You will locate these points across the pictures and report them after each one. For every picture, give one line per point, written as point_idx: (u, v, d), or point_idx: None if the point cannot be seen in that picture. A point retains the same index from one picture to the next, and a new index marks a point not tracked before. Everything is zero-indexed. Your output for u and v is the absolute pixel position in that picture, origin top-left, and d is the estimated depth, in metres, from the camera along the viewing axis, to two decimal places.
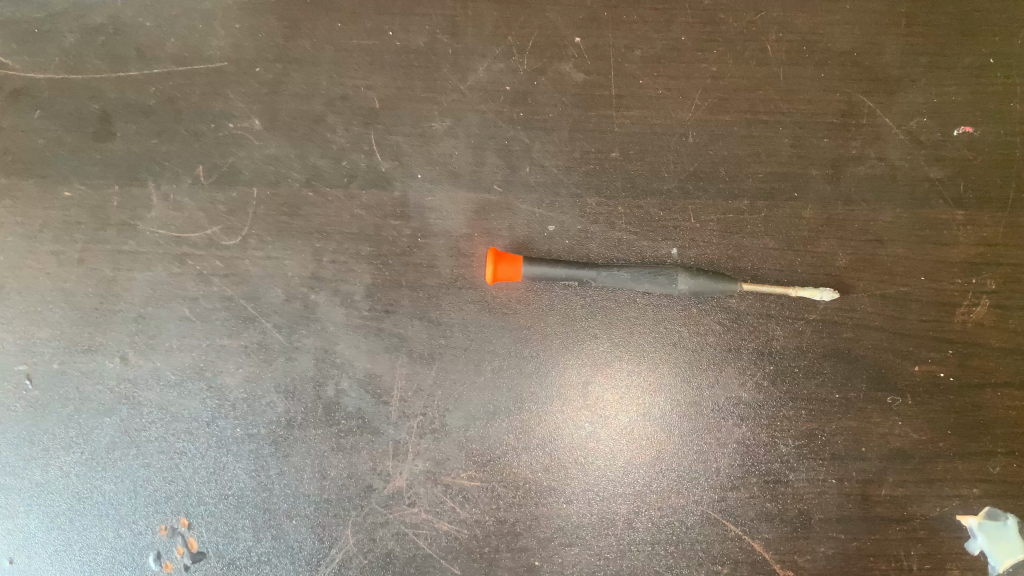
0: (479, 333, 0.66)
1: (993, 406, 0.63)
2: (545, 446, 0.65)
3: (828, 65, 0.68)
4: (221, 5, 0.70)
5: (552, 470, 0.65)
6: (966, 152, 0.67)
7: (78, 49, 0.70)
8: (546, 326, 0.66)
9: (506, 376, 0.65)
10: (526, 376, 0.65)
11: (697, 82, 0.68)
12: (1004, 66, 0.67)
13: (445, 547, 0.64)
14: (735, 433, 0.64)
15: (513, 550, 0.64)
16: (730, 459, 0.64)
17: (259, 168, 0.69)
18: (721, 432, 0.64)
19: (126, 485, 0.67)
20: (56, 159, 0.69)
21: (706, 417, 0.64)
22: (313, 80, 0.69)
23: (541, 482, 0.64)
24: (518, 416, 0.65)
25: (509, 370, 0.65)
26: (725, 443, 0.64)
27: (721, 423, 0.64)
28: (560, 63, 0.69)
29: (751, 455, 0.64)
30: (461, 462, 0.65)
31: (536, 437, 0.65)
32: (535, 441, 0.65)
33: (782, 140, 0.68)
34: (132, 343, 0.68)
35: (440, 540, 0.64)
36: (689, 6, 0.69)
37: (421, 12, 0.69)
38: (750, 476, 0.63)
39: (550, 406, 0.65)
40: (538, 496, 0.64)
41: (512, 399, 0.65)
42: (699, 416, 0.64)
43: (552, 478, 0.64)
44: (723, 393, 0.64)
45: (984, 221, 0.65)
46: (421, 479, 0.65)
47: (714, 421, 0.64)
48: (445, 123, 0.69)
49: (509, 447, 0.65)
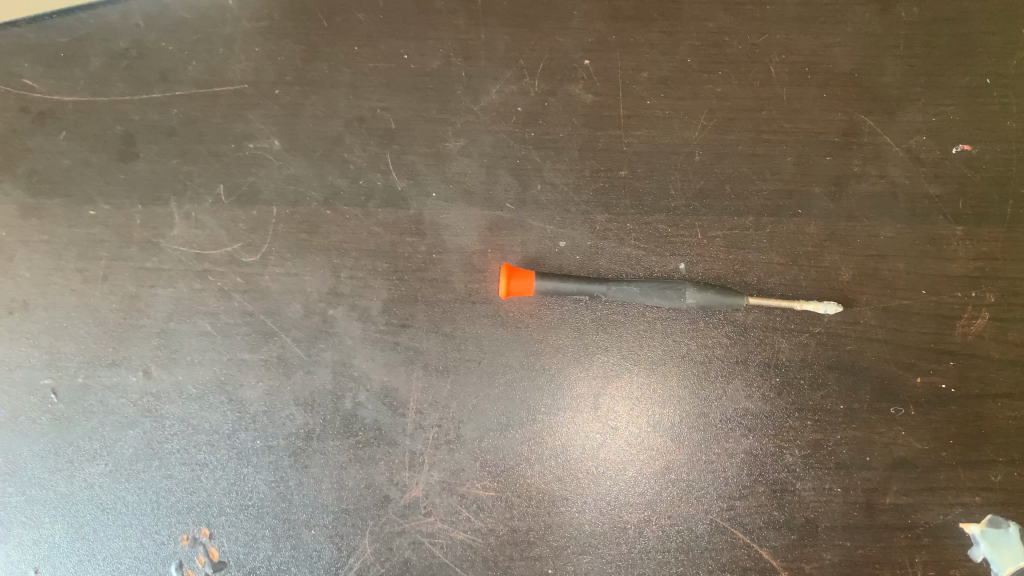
0: (492, 346, 0.68)
1: (993, 416, 0.65)
2: (558, 456, 0.67)
3: (828, 86, 0.71)
4: (243, 32, 0.74)
5: (564, 480, 0.67)
6: (966, 168, 0.69)
7: (104, 72, 0.73)
8: (560, 340, 0.68)
9: (520, 388, 0.68)
10: (539, 389, 0.68)
11: (701, 102, 0.71)
12: (999, 87, 0.69)
13: (461, 556, 0.66)
14: (742, 443, 0.66)
15: (527, 558, 0.66)
16: (737, 468, 0.66)
17: (279, 187, 0.71)
18: (728, 443, 0.67)
19: (149, 496, 0.68)
20: (81, 179, 0.72)
21: (715, 429, 0.67)
22: (332, 102, 0.72)
23: (554, 491, 0.67)
24: (532, 427, 0.67)
25: (522, 383, 0.68)
26: (732, 452, 0.66)
27: (728, 433, 0.67)
28: (570, 84, 0.72)
29: (757, 465, 0.66)
30: (476, 472, 0.67)
31: (549, 447, 0.67)
32: (548, 452, 0.67)
33: (786, 158, 0.70)
34: (155, 357, 0.69)
35: (455, 549, 0.66)
36: (694, 31, 0.72)
37: (435, 37, 0.73)
38: (756, 485, 0.66)
39: (562, 418, 0.68)
40: (551, 505, 0.67)
41: (525, 411, 0.68)
42: (707, 428, 0.67)
43: (564, 488, 0.67)
44: (730, 404, 0.67)
45: (983, 236, 0.67)
46: (437, 488, 0.67)
47: (721, 432, 0.67)
48: (459, 143, 0.72)
49: (522, 458, 0.67)
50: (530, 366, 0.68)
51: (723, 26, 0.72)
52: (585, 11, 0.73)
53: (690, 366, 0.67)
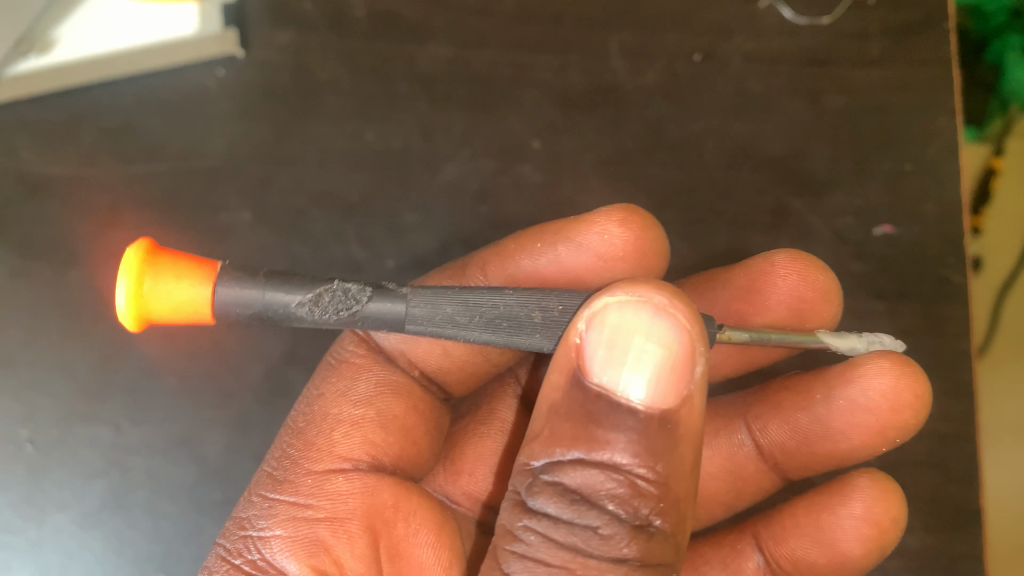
0: (318, 412, 0.62)
1: (910, 485, 0.70)
2: (323, 496, 0.57)
3: (761, 169, 0.76)
4: (221, 111, 0.79)
5: (334, 522, 0.56)
6: (888, 248, 0.74)
7: (95, 147, 0.78)
8: (371, 419, 0.61)
9: (344, 444, 0.60)
10: (363, 437, 0.61)
11: (642, 184, 0.76)
12: (920, 172, 0.76)
13: (264, 515, 0.57)
14: (716, 296, 0.68)
15: (318, 482, 0.58)
16: (717, 479, 0.71)
17: (248, 255, 0.77)
18: (812, 445, 0.66)
19: (114, 543, 0.73)
20: (66, 243, 0.76)
21: (834, 413, 0.64)
22: (300, 177, 0.78)
23: (375, 431, 0.61)
24: (311, 476, 0.58)
25: (364, 452, 0.60)
26: (724, 441, 0.71)
27: (769, 413, 0.68)
28: (521, 165, 0.78)
29: (795, 441, 0.67)
30: (295, 439, 0.61)
31: (333, 491, 0.58)
32: (327, 502, 0.57)
33: (719, 236, 0.75)
34: (125, 414, 0.74)
35: (257, 512, 0.57)
36: (637, 116, 0.78)
37: (399, 118, 0.79)
38: (743, 447, 0.70)
39: (336, 483, 0.58)
40: (376, 450, 0.61)
41: (351, 460, 0.60)
42: (842, 537, 0.63)
43: (315, 528, 0.56)
44: (853, 363, 0.63)
45: (904, 312, 0.72)
46: (282, 517, 0.57)
47: (824, 410, 0.65)
48: (416, 217, 0.78)
49: (326, 417, 0.61)
50: (330, 422, 0.61)
51: (663, 112, 0.78)
52: (537, 98, 0.79)
53: (792, 300, 0.66)
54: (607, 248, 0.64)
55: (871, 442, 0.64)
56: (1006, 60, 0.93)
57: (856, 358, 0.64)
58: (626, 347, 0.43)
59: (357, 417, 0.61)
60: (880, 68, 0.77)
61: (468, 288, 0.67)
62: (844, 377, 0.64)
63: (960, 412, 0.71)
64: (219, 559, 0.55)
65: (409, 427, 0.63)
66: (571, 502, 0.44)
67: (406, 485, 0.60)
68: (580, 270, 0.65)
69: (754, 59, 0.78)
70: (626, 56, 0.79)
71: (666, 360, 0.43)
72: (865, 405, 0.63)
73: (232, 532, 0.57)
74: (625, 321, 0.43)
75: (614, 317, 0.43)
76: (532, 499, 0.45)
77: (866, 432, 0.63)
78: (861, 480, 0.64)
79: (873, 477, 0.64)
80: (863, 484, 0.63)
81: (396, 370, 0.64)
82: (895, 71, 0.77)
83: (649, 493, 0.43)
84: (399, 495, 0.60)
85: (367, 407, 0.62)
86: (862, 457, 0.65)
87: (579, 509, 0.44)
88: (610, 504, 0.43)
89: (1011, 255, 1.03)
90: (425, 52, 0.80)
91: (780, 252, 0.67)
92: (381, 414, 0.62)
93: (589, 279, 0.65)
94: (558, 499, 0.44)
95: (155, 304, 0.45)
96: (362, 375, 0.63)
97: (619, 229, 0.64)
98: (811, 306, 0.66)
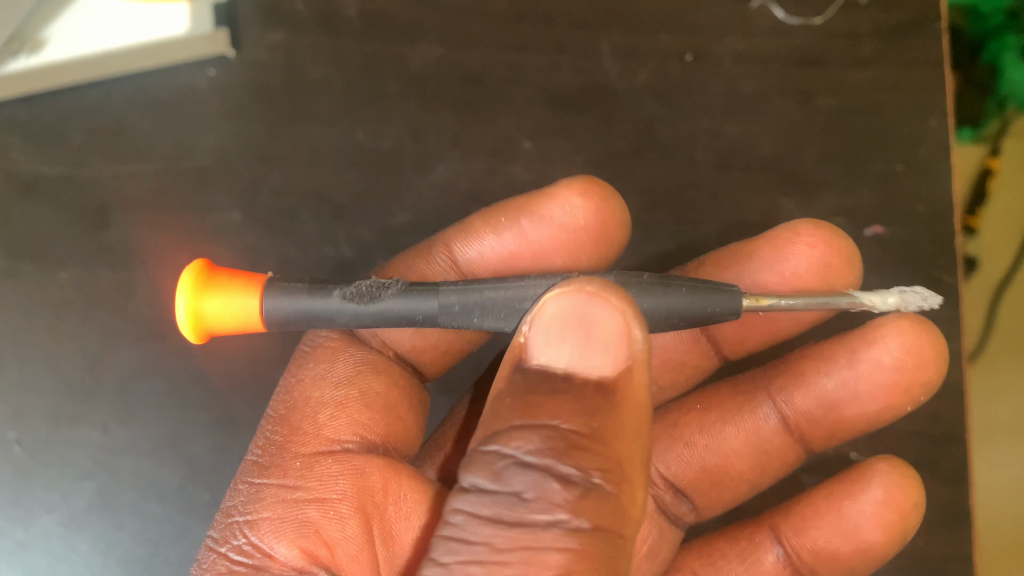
0: (299, 398, 0.62)
1: None
2: (311, 477, 0.58)
3: (752, 170, 0.76)
4: (211, 111, 0.79)
5: (323, 502, 0.56)
6: (878, 249, 0.74)
7: (85, 147, 0.78)
8: (354, 399, 0.62)
9: (330, 424, 0.61)
10: (348, 418, 0.61)
11: (633, 184, 0.76)
12: (911, 172, 0.76)
13: (251, 500, 0.57)
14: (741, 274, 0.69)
15: (306, 463, 0.58)
16: (742, 456, 0.70)
17: (237, 255, 0.76)
18: (839, 410, 0.67)
19: (101, 545, 0.73)
20: (54, 244, 0.76)
21: (858, 378, 0.66)
22: (290, 177, 0.78)
23: (360, 411, 0.62)
24: (298, 459, 0.59)
25: (351, 432, 0.61)
26: (749, 418, 0.70)
27: (792, 383, 0.69)
28: (512, 165, 0.77)
29: (820, 413, 0.68)
30: (278, 423, 0.61)
31: (322, 472, 0.58)
32: (317, 483, 0.57)
33: (709, 237, 0.75)
34: (113, 415, 0.74)
35: (242, 498, 0.57)
36: (628, 117, 0.78)
37: (389, 118, 0.79)
38: (767, 423, 0.69)
39: (324, 464, 0.58)
40: (364, 429, 0.62)
41: (340, 441, 0.60)
42: (862, 524, 0.65)
43: (304, 509, 0.56)
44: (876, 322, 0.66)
45: None
46: (271, 500, 0.57)
47: (847, 374, 0.67)
48: (406, 216, 0.77)
49: (303, 400, 0.62)
50: (313, 405, 0.62)
51: (653, 113, 0.78)
52: (528, 98, 0.78)
53: (817, 266, 0.67)
54: (568, 220, 0.67)
55: (895, 401, 0.66)
56: (1003, 62, 0.92)
57: (875, 322, 0.67)
58: (567, 329, 0.48)
59: (340, 398, 0.62)
60: (872, 69, 0.77)
61: (435, 267, 0.68)
62: (868, 334, 0.66)
63: (950, 412, 0.70)
64: (206, 548, 0.55)
65: (393, 404, 0.64)
66: (501, 471, 0.46)
67: (396, 464, 0.61)
68: (542, 243, 0.67)
69: (745, 59, 0.78)
70: (617, 56, 0.79)
71: (608, 333, 0.47)
72: (891, 363, 0.65)
73: (220, 522, 0.57)
74: (566, 310, 0.48)
75: (554, 308, 0.48)
76: (465, 477, 0.47)
77: (886, 394, 0.66)
78: (881, 466, 0.66)
79: (889, 461, 0.66)
80: (883, 469, 0.66)
81: (367, 351, 0.65)
82: (886, 71, 0.77)
83: (582, 446, 0.45)
84: (389, 473, 0.60)
85: (348, 389, 0.63)
86: (887, 419, 0.67)
87: (507, 479, 0.46)
88: (546, 459, 0.45)
89: (1006, 257, 1.03)
90: (416, 52, 0.79)
91: (803, 222, 0.69)
92: (364, 394, 0.63)
93: (553, 250, 0.67)
94: (489, 473, 0.46)
95: (210, 317, 0.54)
96: (340, 357, 0.64)
97: (580, 198, 0.66)
98: (838, 270, 0.67)
